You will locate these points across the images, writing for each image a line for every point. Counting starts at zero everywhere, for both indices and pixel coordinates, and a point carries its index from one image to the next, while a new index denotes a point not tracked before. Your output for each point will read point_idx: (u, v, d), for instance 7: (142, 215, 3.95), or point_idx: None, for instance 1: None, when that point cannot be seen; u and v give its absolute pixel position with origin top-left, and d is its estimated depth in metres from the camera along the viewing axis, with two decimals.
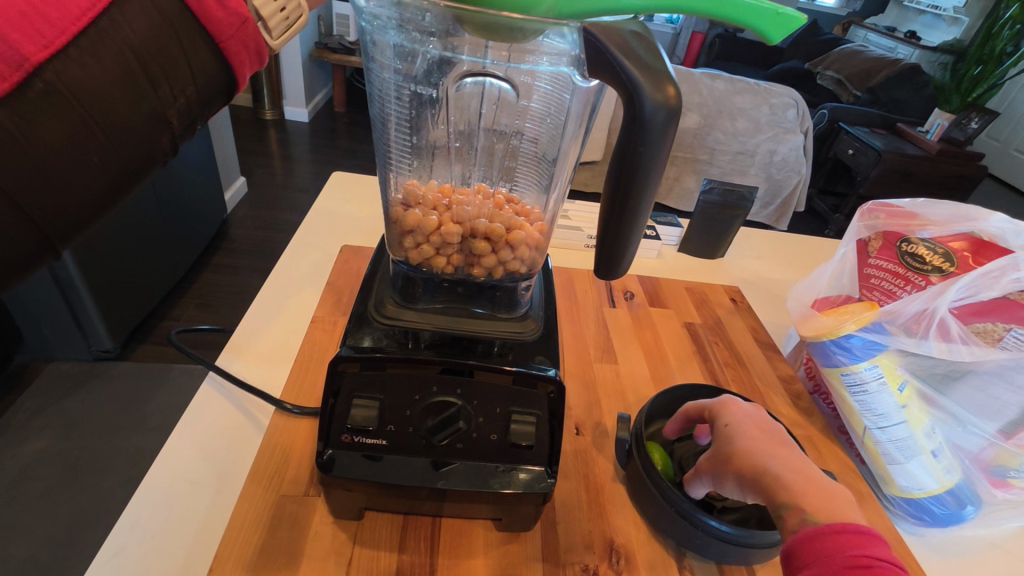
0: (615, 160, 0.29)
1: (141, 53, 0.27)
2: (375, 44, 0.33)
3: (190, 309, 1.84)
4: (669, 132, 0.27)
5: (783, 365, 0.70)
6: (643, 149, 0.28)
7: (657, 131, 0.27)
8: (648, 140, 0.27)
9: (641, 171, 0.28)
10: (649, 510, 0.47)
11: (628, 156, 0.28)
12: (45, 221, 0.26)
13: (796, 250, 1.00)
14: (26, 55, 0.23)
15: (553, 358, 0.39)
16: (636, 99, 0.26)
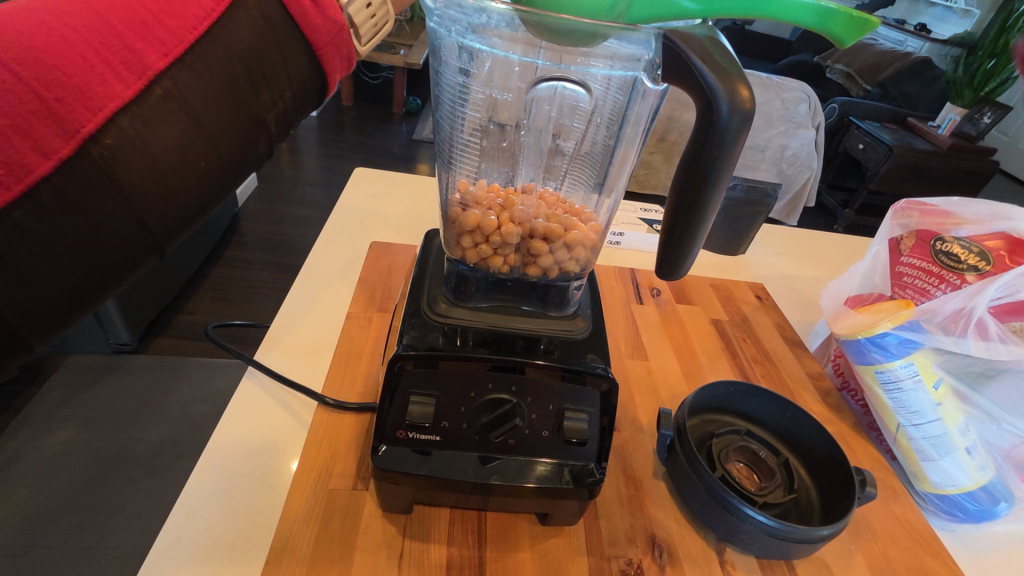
0: (684, 165, 0.30)
1: (246, 60, 0.31)
2: (446, 48, 0.34)
3: (203, 302, 1.86)
4: (742, 137, 0.28)
5: (810, 362, 0.71)
6: (714, 154, 0.28)
7: (730, 135, 0.27)
8: (720, 144, 0.28)
9: (711, 175, 0.29)
10: (691, 505, 0.48)
11: (699, 161, 0.29)
12: (157, 217, 0.29)
13: (816, 247, 1.00)
14: (149, 63, 0.27)
15: (605, 356, 0.40)
16: (713, 103, 0.27)
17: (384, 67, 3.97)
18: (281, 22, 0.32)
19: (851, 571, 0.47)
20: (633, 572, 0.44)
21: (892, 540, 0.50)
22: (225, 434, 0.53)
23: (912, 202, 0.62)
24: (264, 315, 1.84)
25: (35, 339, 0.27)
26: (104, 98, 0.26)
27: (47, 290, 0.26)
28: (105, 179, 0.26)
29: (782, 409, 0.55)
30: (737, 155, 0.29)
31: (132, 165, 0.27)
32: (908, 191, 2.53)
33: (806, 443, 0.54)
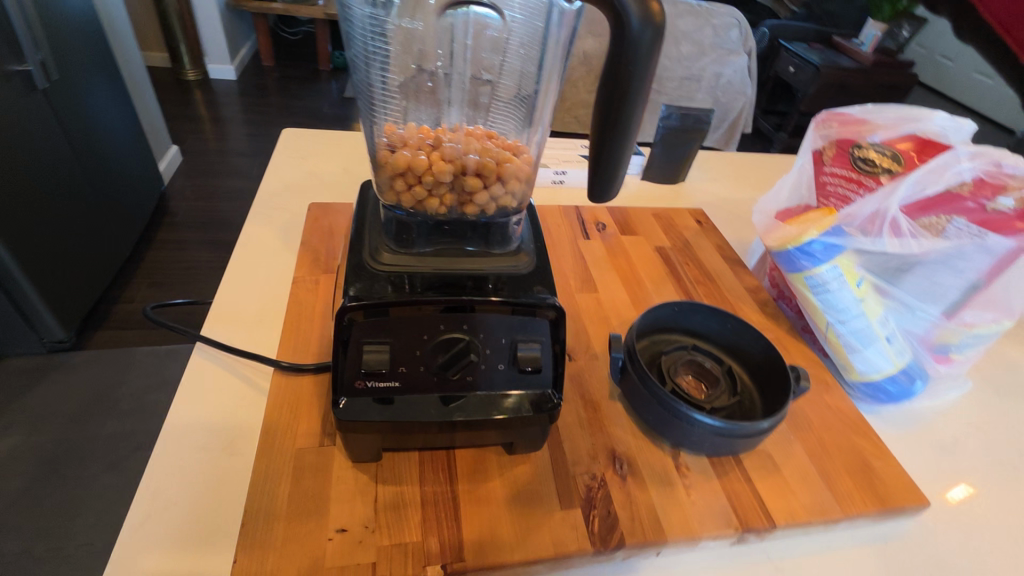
0: (603, 88, 0.30)
1: None
2: None
3: (142, 289, 1.77)
4: (656, 49, 0.28)
5: (749, 277, 0.74)
6: (632, 72, 0.29)
7: (644, 48, 0.28)
8: (636, 58, 0.28)
9: (629, 93, 0.30)
10: (646, 417, 0.51)
11: (617, 81, 0.29)
12: None
13: (752, 168, 1.04)
14: None
15: (551, 287, 0.41)
16: (623, 17, 0.27)
17: (303, 20, 3.72)
18: None
19: (791, 458, 0.52)
20: (596, 485, 0.47)
21: (826, 427, 0.56)
22: (181, 412, 0.52)
23: (832, 112, 0.65)
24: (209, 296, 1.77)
25: None
26: None
27: None
28: None
29: (723, 322, 0.59)
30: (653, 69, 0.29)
31: None
32: (836, 109, 2.62)
33: (747, 350, 0.58)
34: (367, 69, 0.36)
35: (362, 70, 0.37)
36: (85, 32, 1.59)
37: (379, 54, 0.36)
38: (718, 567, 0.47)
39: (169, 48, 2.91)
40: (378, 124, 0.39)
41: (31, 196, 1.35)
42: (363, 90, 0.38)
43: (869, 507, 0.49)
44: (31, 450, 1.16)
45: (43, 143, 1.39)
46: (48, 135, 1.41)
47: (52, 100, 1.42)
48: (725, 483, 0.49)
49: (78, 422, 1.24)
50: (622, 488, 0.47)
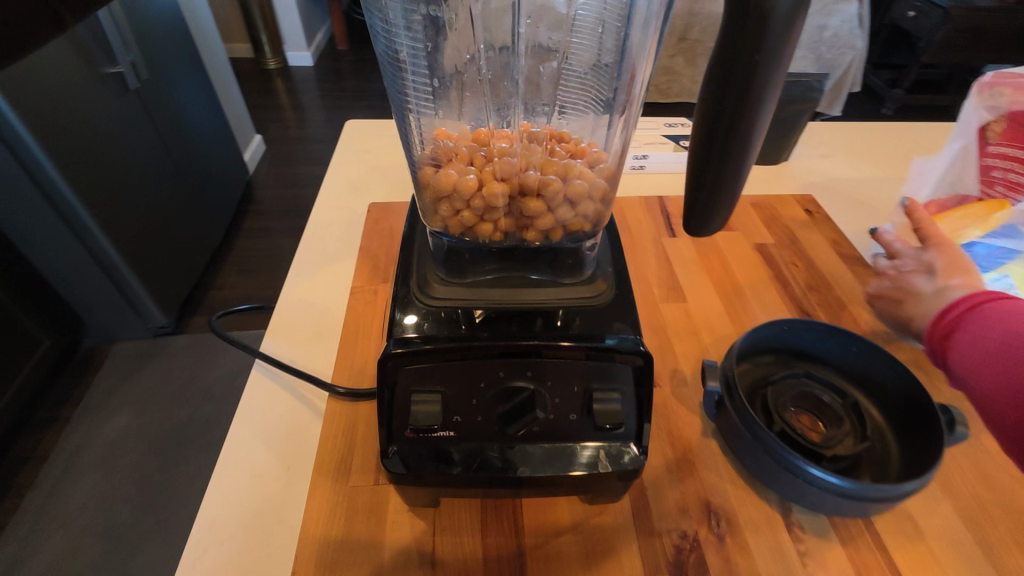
0: (714, 79, 0.28)
1: None
2: None
3: (231, 276, 1.86)
4: (793, 28, 0.25)
5: (873, 280, 0.62)
6: (759, 56, 0.26)
7: (778, 27, 0.25)
8: (768, 39, 0.25)
9: (753, 83, 0.27)
10: (747, 462, 0.43)
11: (735, 70, 0.27)
12: None
13: (873, 143, 0.88)
14: None
15: (635, 324, 0.33)
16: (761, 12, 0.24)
17: None
18: None
19: (940, 523, 0.42)
20: (688, 546, 0.40)
21: (987, 482, 0.44)
22: (238, 436, 0.50)
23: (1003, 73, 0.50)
24: None
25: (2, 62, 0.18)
26: None
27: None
28: None
29: (846, 345, 0.48)
30: (789, 51, 0.26)
31: None
32: (969, 58, 2.23)
33: (878, 381, 0.47)
34: (415, 78, 0.35)
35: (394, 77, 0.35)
36: (170, 31, 1.64)
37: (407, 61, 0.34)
38: None
39: (252, 39, 3.02)
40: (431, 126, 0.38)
41: (137, 188, 1.43)
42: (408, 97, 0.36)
43: None
44: None
45: (138, 139, 1.44)
46: (141, 132, 1.46)
47: (144, 99, 1.47)
48: (851, 551, 0.40)
49: None
50: (719, 552, 0.40)
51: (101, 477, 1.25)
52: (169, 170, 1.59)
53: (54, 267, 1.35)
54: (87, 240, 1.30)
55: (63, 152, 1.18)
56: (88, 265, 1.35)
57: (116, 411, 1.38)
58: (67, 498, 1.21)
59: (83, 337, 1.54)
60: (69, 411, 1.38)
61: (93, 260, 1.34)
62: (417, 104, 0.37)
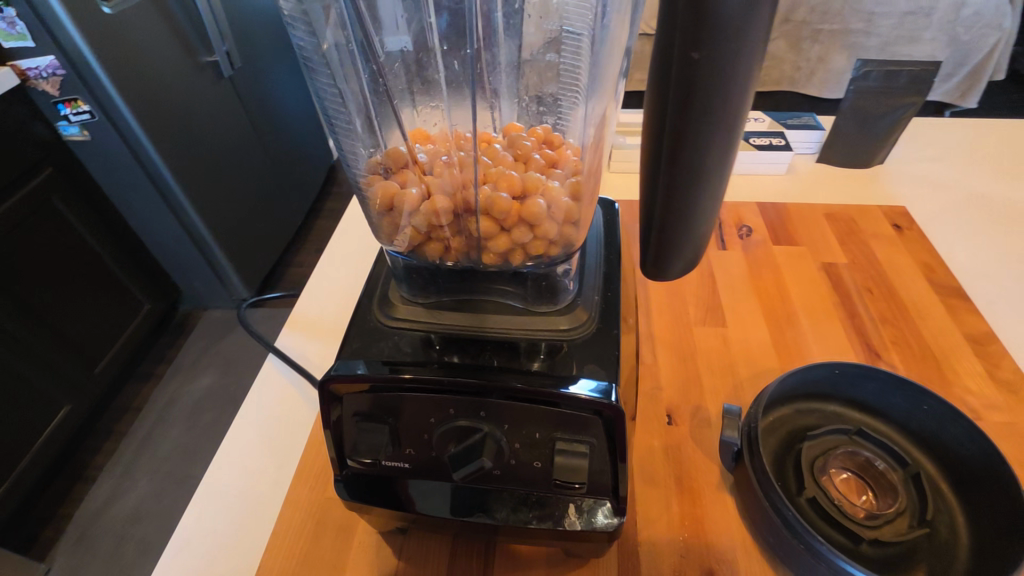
0: (656, 100, 0.25)
1: None
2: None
3: (310, 255, 1.97)
4: (737, 37, 0.21)
5: (970, 318, 0.51)
6: (701, 69, 0.22)
7: (716, 30, 0.21)
8: (708, 44, 0.21)
9: (699, 100, 0.23)
10: (763, 532, 0.36)
11: (677, 84, 0.23)
12: None
13: (999, 147, 0.73)
14: None
15: (612, 368, 0.28)
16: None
17: None
18: None
19: None
20: None
21: None
22: (242, 428, 0.51)
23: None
24: None
25: None
26: None
27: None
28: None
29: (915, 402, 0.39)
30: (739, 60, 0.22)
31: None
32: None
33: (952, 450, 0.38)
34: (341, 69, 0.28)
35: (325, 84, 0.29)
36: (264, 20, 1.72)
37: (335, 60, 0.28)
38: None
39: None
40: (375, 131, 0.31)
41: (228, 170, 1.54)
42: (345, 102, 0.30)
43: None
44: None
45: (229, 123, 1.51)
46: (232, 117, 1.53)
47: (236, 86, 1.55)
48: None
49: None
50: None
51: (184, 432, 1.38)
52: (257, 153, 1.69)
53: (156, 239, 1.48)
54: (181, 215, 1.41)
55: (160, 131, 1.25)
56: (183, 239, 1.47)
57: (200, 372, 1.52)
58: (155, 448, 1.35)
59: (180, 303, 1.70)
60: (162, 369, 1.53)
61: (187, 235, 1.46)
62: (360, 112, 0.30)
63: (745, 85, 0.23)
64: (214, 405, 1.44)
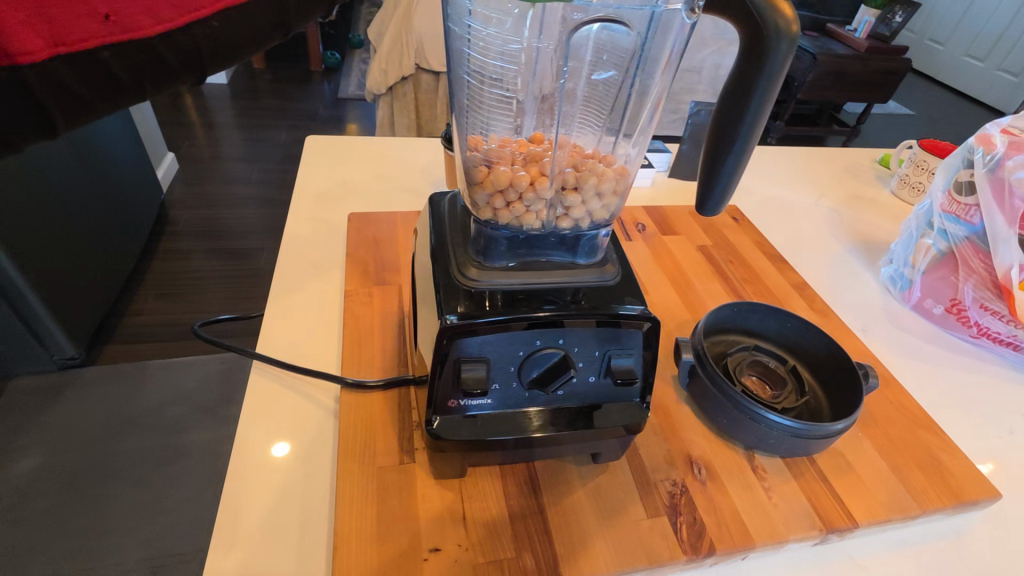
0: (724, 97, 0.33)
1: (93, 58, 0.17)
2: None
3: (149, 301, 1.66)
4: (785, 62, 0.30)
5: (792, 274, 0.75)
6: (763, 83, 0.31)
7: (777, 57, 0.30)
8: (769, 64, 0.30)
9: (756, 105, 0.32)
10: (717, 419, 0.51)
11: (741, 92, 0.32)
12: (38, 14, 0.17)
13: (774, 165, 1.05)
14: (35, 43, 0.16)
15: (641, 297, 0.41)
16: (759, 25, 0.29)
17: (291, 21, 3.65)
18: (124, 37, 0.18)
19: (864, 456, 0.52)
20: (679, 491, 0.47)
21: (890, 421, 0.56)
22: (248, 435, 0.51)
23: (997, 122, 0.68)
24: (219, 307, 1.67)
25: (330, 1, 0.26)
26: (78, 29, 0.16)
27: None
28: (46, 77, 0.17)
29: (783, 321, 0.59)
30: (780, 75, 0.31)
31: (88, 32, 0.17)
32: (837, 96, 2.61)
33: (809, 349, 0.58)
34: (468, 81, 0.38)
35: (463, 83, 0.39)
36: None
37: (482, 67, 0.37)
38: (803, 566, 0.47)
39: None
40: (473, 132, 0.40)
41: (51, 206, 1.31)
42: (463, 103, 0.40)
43: (945, 502, 0.49)
44: (53, 472, 1.15)
45: (48, 154, 1.31)
46: (49, 148, 1.33)
47: None
48: (803, 483, 0.49)
49: (99, 441, 1.21)
50: (704, 493, 0.47)
51: (9, 530, 1.05)
52: (83, 187, 1.46)
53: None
54: None
55: None
56: None
57: (19, 453, 1.18)
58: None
59: None
60: None
61: None
62: (478, 109, 0.40)
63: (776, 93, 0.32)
64: (47, 488, 1.12)
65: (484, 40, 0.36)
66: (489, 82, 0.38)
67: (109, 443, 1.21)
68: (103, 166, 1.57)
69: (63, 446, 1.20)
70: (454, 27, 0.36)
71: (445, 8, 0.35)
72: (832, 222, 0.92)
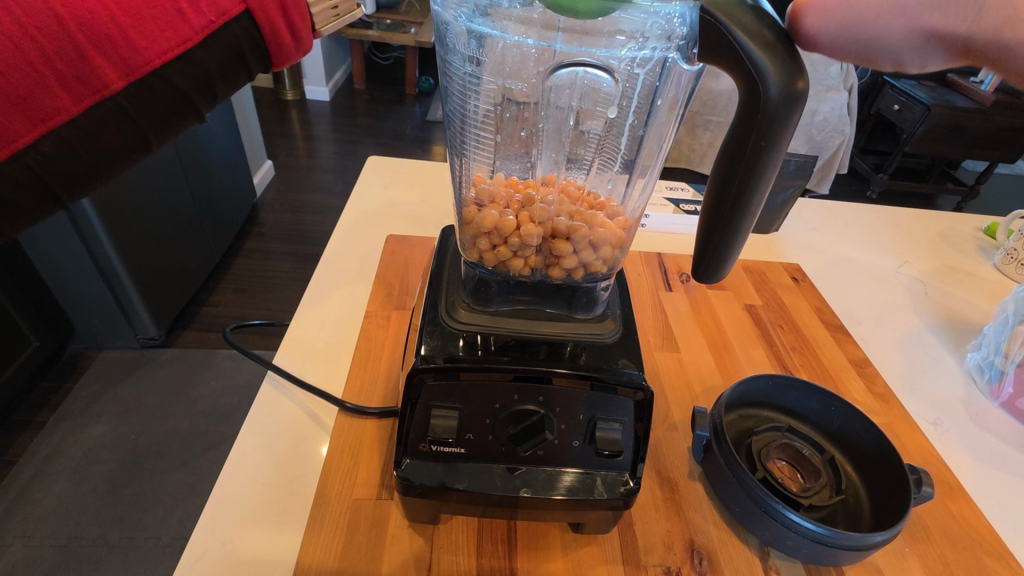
0: (727, 158, 0.31)
1: (52, 178, 0.28)
2: (455, 36, 0.33)
3: (227, 294, 1.78)
4: (789, 126, 0.28)
5: (852, 348, 0.67)
6: (767, 143, 0.29)
7: (781, 120, 0.28)
8: (772, 129, 0.28)
9: (758, 167, 0.30)
10: (729, 505, 0.46)
11: (742, 154, 0.30)
12: (45, 169, 0.27)
13: (854, 223, 0.95)
14: (18, 135, 0.26)
15: (638, 361, 0.37)
16: (763, 87, 0.27)
17: (395, 47, 3.88)
18: (81, 153, 0.29)
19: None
20: None
21: (950, 541, 0.47)
22: (245, 442, 0.51)
23: None
24: (284, 305, 1.77)
25: (212, 100, 0.35)
26: (44, 112, 0.26)
27: (197, 82, 0.33)
28: (34, 181, 0.27)
29: (826, 403, 0.52)
30: (784, 138, 0.29)
31: (69, 162, 0.28)
32: (951, 151, 2.36)
33: (854, 440, 0.51)
34: (461, 122, 0.37)
35: (455, 126, 0.38)
36: None
37: (464, 109, 0.36)
38: None
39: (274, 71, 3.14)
40: (470, 173, 0.40)
41: (155, 200, 1.45)
42: (457, 146, 0.39)
43: None
44: (118, 441, 1.25)
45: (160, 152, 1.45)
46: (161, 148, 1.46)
47: None
48: None
49: (159, 420, 1.30)
50: None
51: (71, 489, 1.15)
52: (186, 187, 1.59)
53: (47, 263, 1.31)
54: (92, 244, 1.27)
55: None
56: (89, 271, 1.32)
57: (93, 420, 1.29)
58: (30, 510, 1.11)
59: (69, 342, 1.47)
60: (45, 416, 1.31)
61: (93, 266, 1.31)
62: (472, 153, 0.39)
63: (783, 155, 0.30)
64: (107, 456, 1.21)
65: (474, 83, 0.35)
66: (475, 123, 0.37)
67: (166, 423, 1.30)
68: (205, 169, 1.72)
69: (130, 419, 1.30)
70: (449, 71, 0.36)
71: (441, 52, 0.35)
72: (913, 294, 0.81)
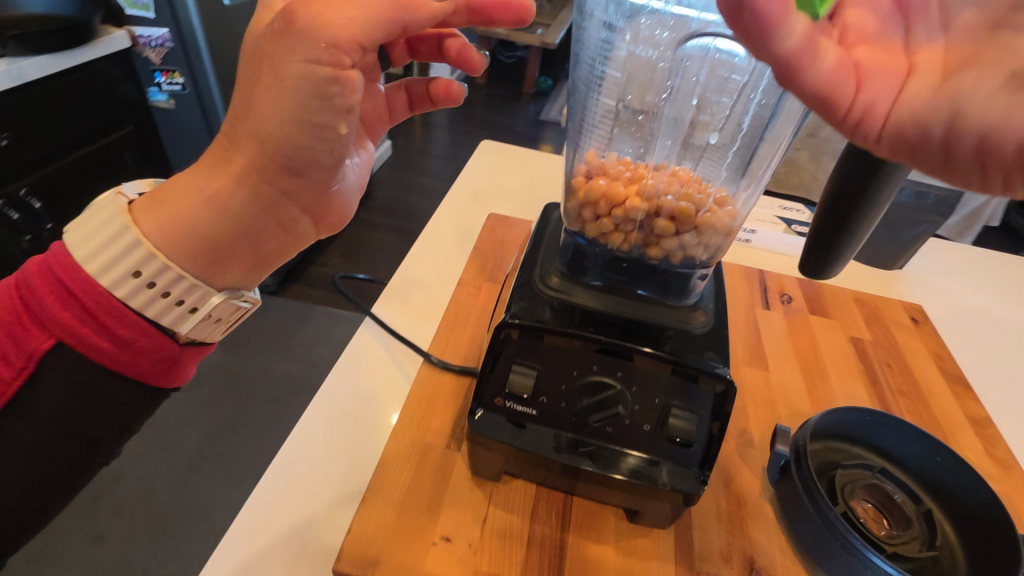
0: (843, 177, 0.35)
1: None
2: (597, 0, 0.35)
3: (334, 257, 1.93)
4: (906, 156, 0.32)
5: (973, 403, 0.60)
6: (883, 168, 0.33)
7: None
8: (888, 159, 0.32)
9: (872, 186, 0.34)
10: (799, 531, 0.43)
11: (857, 177, 0.34)
12: None
13: (998, 272, 0.84)
14: None
15: (724, 356, 0.36)
16: None
17: (519, 46, 3.99)
18: None
19: None
20: None
21: None
22: (341, 375, 0.55)
23: None
24: (381, 275, 1.88)
25: None
26: None
27: None
28: None
29: (929, 450, 0.48)
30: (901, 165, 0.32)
31: None
32: None
33: (957, 497, 0.46)
34: (584, 93, 0.39)
35: (580, 97, 0.40)
36: None
37: (591, 78, 0.38)
38: None
39: None
40: (583, 147, 0.41)
41: None
42: (579, 119, 0.41)
43: None
44: (224, 368, 1.40)
45: None
46: None
47: None
48: None
49: (261, 357, 1.44)
50: None
51: (182, 401, 1.30)
52: None
53: None
54: None
55: None
56: None
57: None
58: None
59: None
60: None
61: None
62: (590, 127, 0.40)
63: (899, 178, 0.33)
64: (215, 378, 1.36)
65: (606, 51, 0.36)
66: (600, 92, 0.38)
67: (265, 359, 1.43)
68: None
69: (238, 351, 1.45)
70: (584, 40, 0.37)
71: (579, 22, 0.37)
72: None
